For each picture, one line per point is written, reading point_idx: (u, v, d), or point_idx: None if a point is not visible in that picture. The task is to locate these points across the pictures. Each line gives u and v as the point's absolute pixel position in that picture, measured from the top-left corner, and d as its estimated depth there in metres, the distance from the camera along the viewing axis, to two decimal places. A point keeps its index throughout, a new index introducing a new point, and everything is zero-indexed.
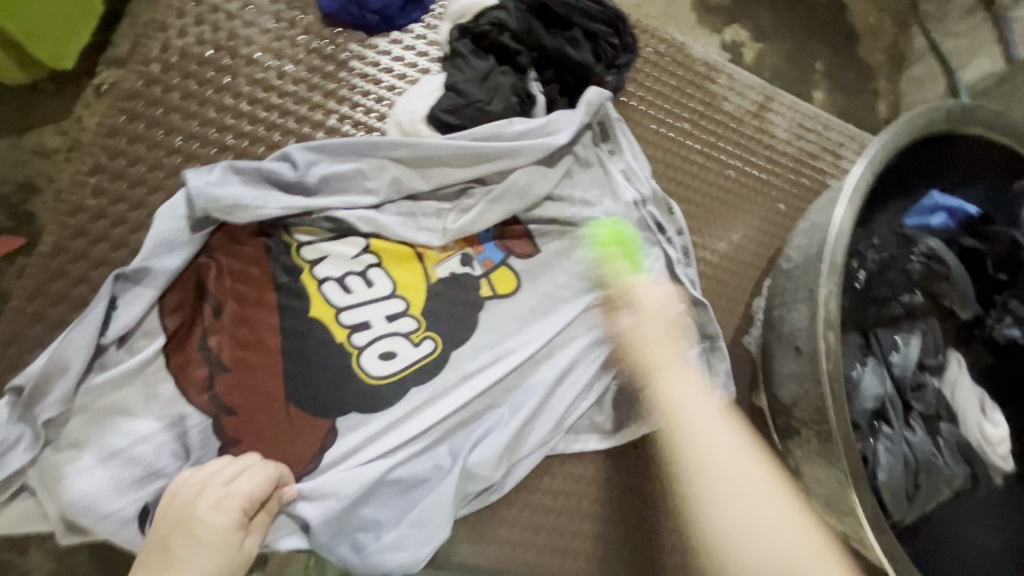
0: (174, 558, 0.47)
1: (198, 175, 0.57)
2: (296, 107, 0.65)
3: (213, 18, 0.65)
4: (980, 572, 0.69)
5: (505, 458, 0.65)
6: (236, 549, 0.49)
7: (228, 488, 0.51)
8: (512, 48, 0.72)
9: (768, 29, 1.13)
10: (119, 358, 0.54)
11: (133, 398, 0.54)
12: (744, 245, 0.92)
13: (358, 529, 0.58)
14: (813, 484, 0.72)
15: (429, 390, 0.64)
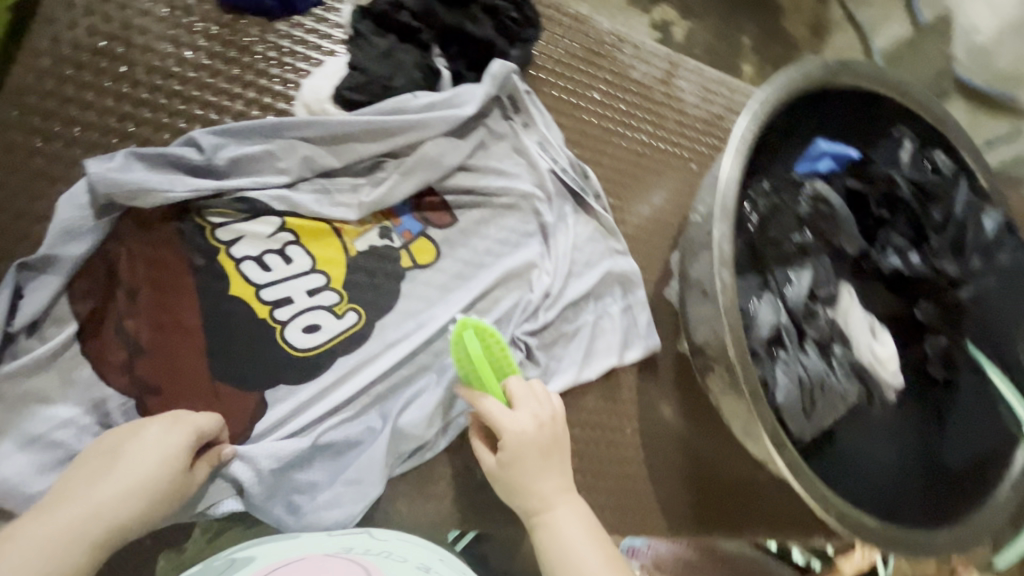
0: (120, 462, 0.51)
1: (99, 163, 0.57)
2: (198, 93, 0.66)
3: (103, 9, 0.65)
4: (872, 476, 0.78)
5: (438, 417, 0.67)
6: (177, 466, 0.52)
7: (181, 418, 0.55)
8: (412, 27, 0.75)
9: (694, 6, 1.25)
10: (31, 347, 0.55)
11: (49, 386, 0.54)
12: (660, 204, 0.97)
13: (292, 491, 0.61)
14: (730, 416, 0.78)
15: (357, 357, 0.66)
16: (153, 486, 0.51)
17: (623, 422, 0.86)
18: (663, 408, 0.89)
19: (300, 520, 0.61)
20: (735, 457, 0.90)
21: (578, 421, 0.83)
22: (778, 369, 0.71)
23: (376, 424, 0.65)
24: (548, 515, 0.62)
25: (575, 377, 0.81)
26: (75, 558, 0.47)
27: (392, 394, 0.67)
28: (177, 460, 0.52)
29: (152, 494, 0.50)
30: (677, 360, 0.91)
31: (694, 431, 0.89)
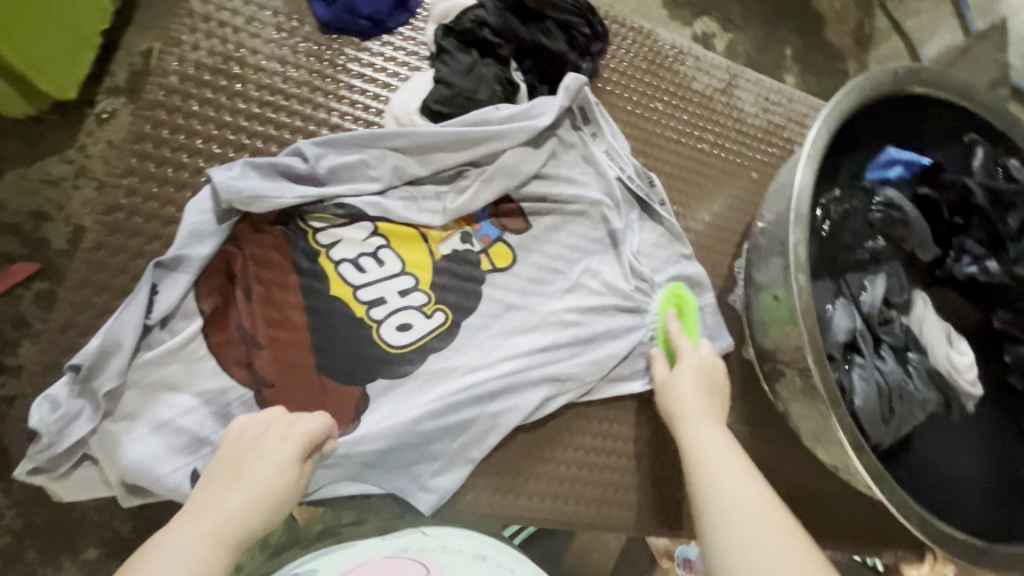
0: (240, 477, 0.51)
1: (220, 171, 0.63)
2: (300, 108, 0.72)
3: (222, 32, 0.72)
4: (957, 490, 0.76)
5: (528, 415, 0.73)
6: (294, 475, 0.53)
7: (289, 428, 0.56)
8: (493, 42, 0.79)
9: (737, 20, 1.34)
10: (162, 339, 0.60)
11: (177, 374, 0.59)
12: (723, 212, 0.99)
13: (394, 474, 0.67)
14: (801, 421, 0.79)
15: (442, 356, 0.70)
16: (274, 493, 0.51)
17: None
18: (729, 413, 0.90)
19: (408, 498, 0.67)
20: (801, 465, 0.90)
21: (648, 425, 0.84)
22: (854, 374, 0.71)
23: (460, 420, 0.69)
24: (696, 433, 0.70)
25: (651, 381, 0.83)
26: (218, 559, 0.45)
27: (476, 393, 0.70)
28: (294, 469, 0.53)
29: (272, 503, 0.50)
30: (741, 365, 0.92)
31: (760, 437, 0.90)
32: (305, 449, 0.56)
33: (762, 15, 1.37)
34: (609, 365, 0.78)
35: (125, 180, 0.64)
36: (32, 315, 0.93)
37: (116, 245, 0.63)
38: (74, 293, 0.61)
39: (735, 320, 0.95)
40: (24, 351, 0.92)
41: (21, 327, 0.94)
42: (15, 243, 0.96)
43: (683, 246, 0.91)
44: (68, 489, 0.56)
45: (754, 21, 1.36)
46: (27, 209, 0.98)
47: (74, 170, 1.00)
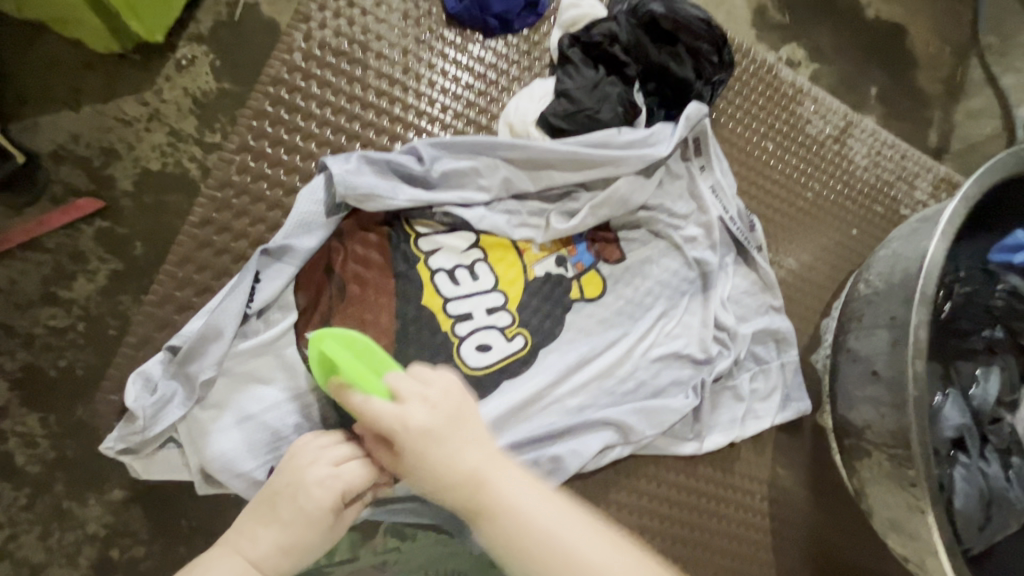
0: (277, 517, 0.53)
1: (336, 163, 0.61)
2: (418, 103, 0.70)
3: (349, 13, 0.69)
4: None
5: (593, 461, 0.72)
6: (328, 528, 0.54)
7: (336, 468, 0.55)
8: (621, 60, 0.74)
9: (825, 51, 1.29)
10: (257, 329, 0.60)
11: (267, 365, 0.59)
12: (816, 264, 0.93)
13: (449, 507, 0.65)
14: (880, 506, 0.76)
15: (519, 385, 0.68)
16: (304, 542, 0.53)
17: (751, 487, 0.84)
18: (791, 477, 0.86)
19: (462, 536, 0.66)
20: (862, 545, 0.86)
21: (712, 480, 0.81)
22: (956, 473, 0.68)
23: (524, 462, 0.68)
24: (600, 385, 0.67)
25: (733, 438, 0.81)
26: None
27: (543, 438, 0.70)
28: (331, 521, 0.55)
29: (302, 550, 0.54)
30: (814, 431, 0.88)
31: (820, 507, 0.86)
32: (344, 496, 0.55)
33: (852, 51, 1.31)
34: (671, 423, 0.76)
35: (238, 157, 0.62)
36: (90, 254, 0.99)
37: (222, 223, 0.61)
38: (176, 268, 0.60)
39: (814, 382, 0.90)
40: (78, 287, 0.98)
41: (77, 263, 0.99)
42: (81, 178, 1.01)
43: (773, 297, 0.87)
44: (152, 471, 0.57)
45: (843, 53, 1.31)
46: (97, 148, 1.01)
47: (147, 113, 1.03)
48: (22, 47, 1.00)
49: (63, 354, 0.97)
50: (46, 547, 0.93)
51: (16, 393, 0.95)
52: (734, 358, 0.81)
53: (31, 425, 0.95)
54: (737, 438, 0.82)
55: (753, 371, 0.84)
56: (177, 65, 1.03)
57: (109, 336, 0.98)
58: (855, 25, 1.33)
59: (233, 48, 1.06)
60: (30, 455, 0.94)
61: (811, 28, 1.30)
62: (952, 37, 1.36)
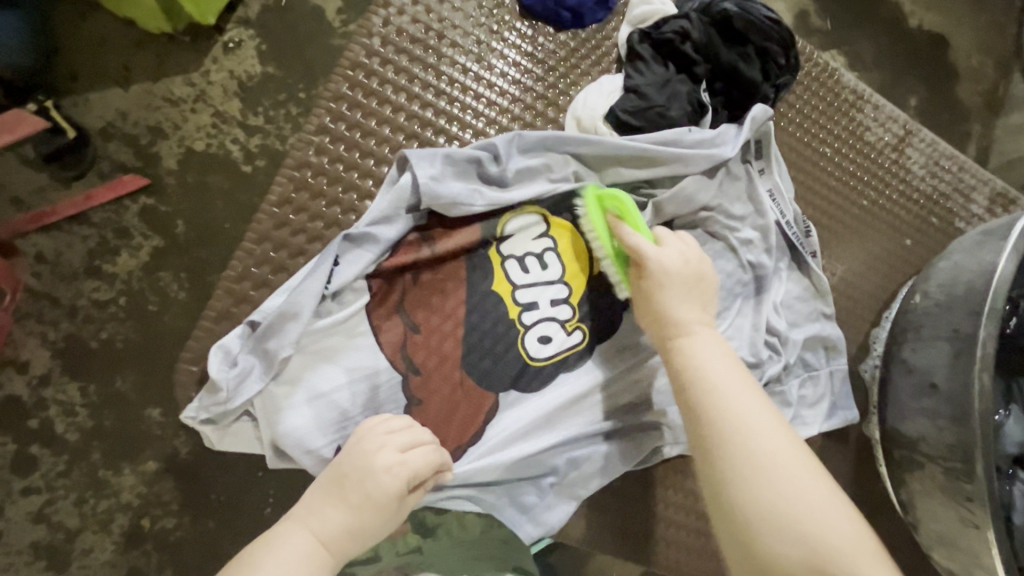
0: (347, 498, 0.54)
1: (421, 164, 0.63)
2: (488, 92, 0.71)
3: (427, 1, 0.70)
4: None
5: (646, 462, 0.72)
6: (393, 513, 0.55)
7: (402, 455, 0.57)
8: (691, 58, 0.74)
9: (867, 58, 1.28)
10: (331, 310, 0.62)
11: (338, 344, 0.62)
12: (867, 273, 0.92)
13: (503, 497, 0.66)
14: (929, 520, 0.75)
15: (581, 379, 0.69)
16: (366, 526, 0.54)
17: None
18: (836, 487, 0.85)
19: (513, 528, 0.67)
20: (902, 559, 0.86)
21: None
22: (1016, 489, 0.69)
23: (577, 455, 0.69)
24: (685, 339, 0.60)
25: None
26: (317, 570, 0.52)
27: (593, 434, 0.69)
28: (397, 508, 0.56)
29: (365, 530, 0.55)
30: (860, 442, 0.87)
31: (861, 519, 0.86)
32: (409, 482, 0.56)
33: (895, 60, 1.30)
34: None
35: (318, 139, 0.65)
36: (133, 229, 1.01)
37: (300, 204, 0.64)
38: (256, 245, 0.62)
39: (860, 391, 0.90)
40: (121, 262, 1.01)
41: (120, 238, 1.01)
42: (128, 154, 1.02)
43: (825, 305, 0.86)
44: (224, 439, 0.60)
45: (886, 61, 1.30)
46: (144, 125, 1.03)
47: (194, 94, 1.04)
48: (76, 24, 1.02)
49: (104, 326, 1.00)
50: (81, 513, 0.97)
51: (58, 361, 0.98)
52: (783, 364, 0.80)
53: (71, 394, 0.98)
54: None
55: (802, 378, 0.83)
56: (226, 47, 1.04)
57: (149, 311, 1.00)
58: (902, 33, 1.31)
59: (281, 33, 1.07)
60: (68, 423, 0.98)
61: (855, 34, 1.29)
62: (995, 51, 1.35)
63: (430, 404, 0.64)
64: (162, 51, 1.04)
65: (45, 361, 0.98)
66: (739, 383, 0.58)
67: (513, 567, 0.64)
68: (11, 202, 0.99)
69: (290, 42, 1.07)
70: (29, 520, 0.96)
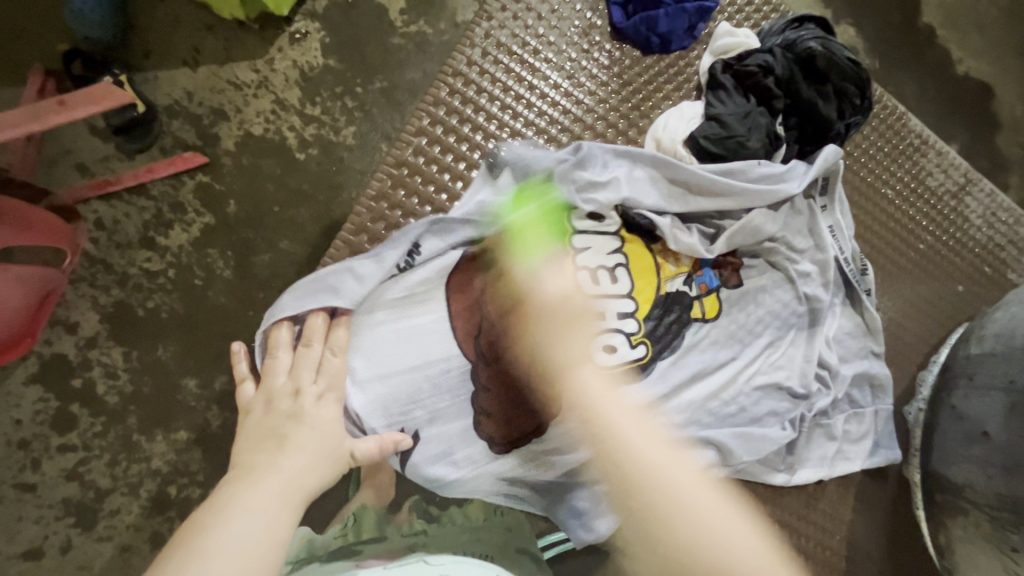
0: None
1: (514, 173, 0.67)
2: (575, 110, 0.75)
3: (525, 18, 0.75)
4: None
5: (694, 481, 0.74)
6: None
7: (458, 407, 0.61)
8: (773, 92, 0.76)
9: (912, 99, 1.29)
10: (404, 296, 0.66)
11: (415, 332, 0.66)
12: (914, 314, 0.93)
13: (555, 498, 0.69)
14: (968, 566, 0.76)
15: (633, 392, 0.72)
16: None
17: (830, 527, 0.84)
18: (870, 526, 0.86)
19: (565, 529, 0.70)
20: None
21: (792, 512, 0.82)
22: None
23: None
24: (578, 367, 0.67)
25: (821, 476, 0.81)
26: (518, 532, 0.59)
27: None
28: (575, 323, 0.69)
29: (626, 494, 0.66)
30: (898, 482, 0.88)
31: (893, 559, 0.86)
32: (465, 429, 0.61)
33: (938, 105, 1.31)
34: (767, 452, 0.77)
35: (415, 140, 0.69)
36: (188, 206, 1.05)
37: (395, 200, 0.68)
38: (351, 235, 0.67)
39: (901, 431, 0.90)
40: (174, 235, 1.04)
41: (175, 212, 1.04)
42: (191, 133, 1.06)
43: (875, 343, 0.87)
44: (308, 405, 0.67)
45: (931, 104, 1.31)
46: (212, 107, 1.06)
47: (258, 81, 1.08)
48: (155, 5, 1.06)
49: (151, 296, 1.03)
50: (112, 475, 1.00)
51: (106, 326, 1.02)
52: (832, 399, 0.81)
53: (114, 357, 1.02)
54: (825, 477, 0.82)
55: (847, 413, 0.84)
56: (292, 39, 1.08)
57: (195, 286, 1.04)
58: (949, 78, 1.32)
59: (348, 30, 1.10)
60: (109, 386, 1.01)
61: (902, 77, 1.30)
62: None
63: (493, 397, 0.67)
64: (233, 35, 1.08)
65: (93, 324, 1.02)
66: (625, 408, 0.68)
67: (518, 550, 0.71)
68: (76, 168, 1.03)
69: (357, 39, 1.10)
70: (62, 476, 0.99)
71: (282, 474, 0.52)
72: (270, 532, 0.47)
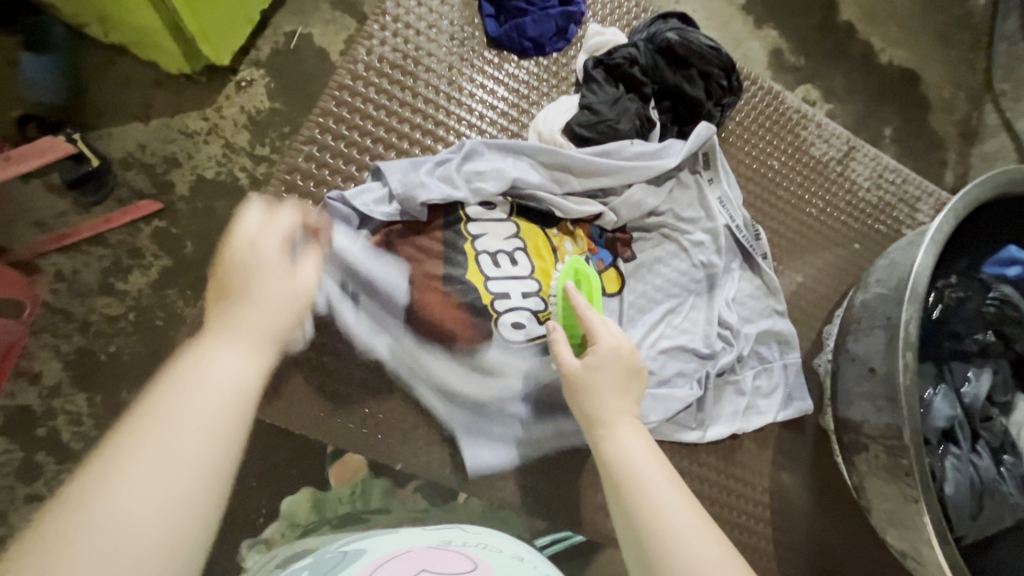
0: (595, 387, 0.62)
1: (398, 170, 0.74)
2: (459, 111, 0.82)
3: (405, 34, 0.81)
4: None
5: None
6: (615, 360, 0.64)
7: (603, 338, 0.65)
8: (639, 80, 0.84)
9: (841, 93, 1.36)
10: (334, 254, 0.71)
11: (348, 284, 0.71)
12: (820, 277, 0.99)
13: (460, 413, 0.75)
14: (878, 498, 0.79)
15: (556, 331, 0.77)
16: (621, 362, 0.64)
17: (754, 484, 0.88)
18: (791, 476, 0.90)
19: (460, 438, 0.74)
20: (858, 545, 0.90)
21: (713, 468, 0.86)
22: (947, 462, 0.72)
23: (537, 395, 0.77)
24: (612, 428, 0.60)
25: (731, 430, 0.86)
26: (614, 477, 0.55)
27: (553, 371, 0.77)
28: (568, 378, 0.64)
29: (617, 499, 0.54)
30: (816, 432, 0.93)
31: (818, 504, 0.90)
32: (616, 361, 0.64)
33: (864, 94, 1.37)
34: (676, 410, 0.81)
35: (305, 149, 0.75)
36: (145, 250, 1.11)
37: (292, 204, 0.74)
38: None
39: (814, 385, 0.95)
40: (133, 280, 1.10)
41: (133, 258, 1.10)
42: (145, 181, 1.13)
43: (777, 303, 0.92)
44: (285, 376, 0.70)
45: (857, 94, 1.37)
46: (161, 156, 1.13)
47: (207, 128, 1.15)
48: (103, 68, 1.13)
49: (112, 340, 1.08)
50: None
51: (67, 373, 1.06)
52: (735, 355, 0.86)
53: (78, 404, 1.05)
54: (739, 432, 0.87)
55: (755, 369, 0.89)
56: (238, 86, 1.16)
57: (156, 326, 1.09)
58: (873, 68, 1.39)
59: (290, 74, 1.19)
60: (74, 432, 1.05)
61: (829, 72, 1.37)
62: (964, 85, 1.43)
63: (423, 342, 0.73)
64: (180, 88, 1.15)
65: (55, 372, 1.06)
66: (664, 479, 0.55)
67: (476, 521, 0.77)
68: (34, 226, 1.09)
69: (298, 81, 1.19)
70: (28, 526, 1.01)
71: (224, 378, 0.44)
72: (202, 433, 0.41)
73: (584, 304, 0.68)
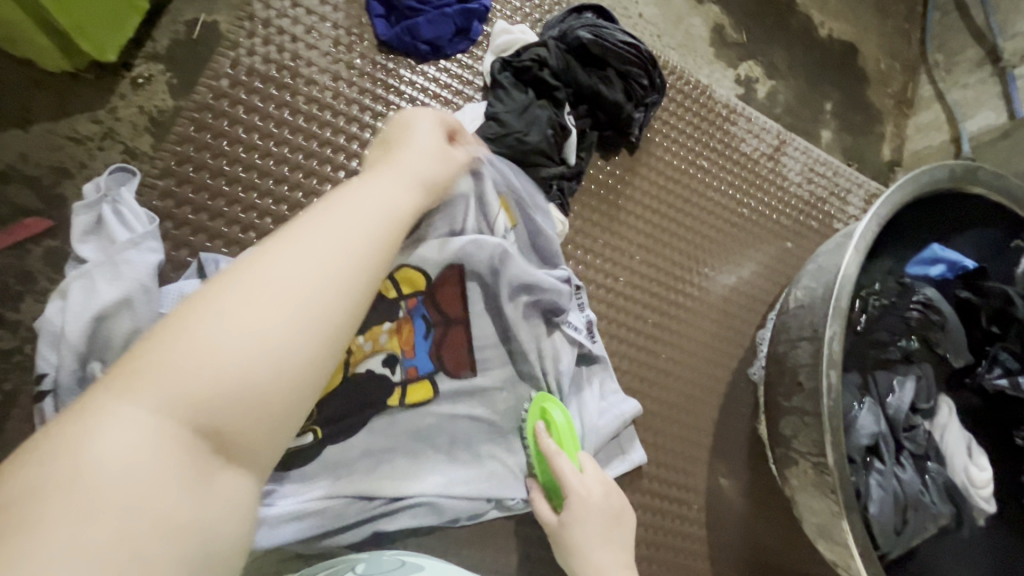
0: (592, 546, 0.59)
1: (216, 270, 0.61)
2: (345, 125, 0.72)
3: (279, 40, 0.72)
4: None
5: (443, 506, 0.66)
6: (599, 501, 0.61)
7: (581, 476, 0.63)
8: (550, 84, 0.77)
9: (781, 67, 1.26)
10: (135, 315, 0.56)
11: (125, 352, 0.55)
12: (753, 279, 0.96)
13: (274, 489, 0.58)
14: (808, 513, 0.77)
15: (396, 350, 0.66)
16: (600, 501, 0.62)
17: (689, 496, 0.86)
18: (727, 489, 0.88)
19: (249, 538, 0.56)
20: (797, 551, 0.89)
21: (647, 490, 0.83)
22: (872, 479, 0.71)
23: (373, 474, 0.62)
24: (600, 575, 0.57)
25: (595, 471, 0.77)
26: None
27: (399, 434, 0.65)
28: (574, 507, 0.61)
29: None
30: (750, 439, 0.91)
31: (755, 514, 0.88)
32: (594, 499, 0.62)
33: (811, 70, 1.29)
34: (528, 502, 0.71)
35: (163, 183, 0.66)
36: (38, 273, 0.78)
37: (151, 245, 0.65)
38: None
39: (750, 393, 0.93)
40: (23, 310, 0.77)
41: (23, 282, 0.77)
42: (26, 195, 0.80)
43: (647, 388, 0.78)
44: None
45: (799, 70, 1.28)
46: (47, 165, 0.81)
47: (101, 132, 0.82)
48: None
49: None
50: None
51: None
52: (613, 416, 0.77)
53: None
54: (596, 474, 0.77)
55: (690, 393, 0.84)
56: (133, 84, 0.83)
57: None
58: (815, 41, 1.31)
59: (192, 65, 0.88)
60: None
61: (769, 44, 1.27)
62: (901, 56, 1.37)
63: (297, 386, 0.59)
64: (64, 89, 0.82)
65: None
66: None
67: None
68: None
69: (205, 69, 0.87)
70: None
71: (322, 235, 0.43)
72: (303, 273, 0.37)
73: (553, 450, 0.65)
